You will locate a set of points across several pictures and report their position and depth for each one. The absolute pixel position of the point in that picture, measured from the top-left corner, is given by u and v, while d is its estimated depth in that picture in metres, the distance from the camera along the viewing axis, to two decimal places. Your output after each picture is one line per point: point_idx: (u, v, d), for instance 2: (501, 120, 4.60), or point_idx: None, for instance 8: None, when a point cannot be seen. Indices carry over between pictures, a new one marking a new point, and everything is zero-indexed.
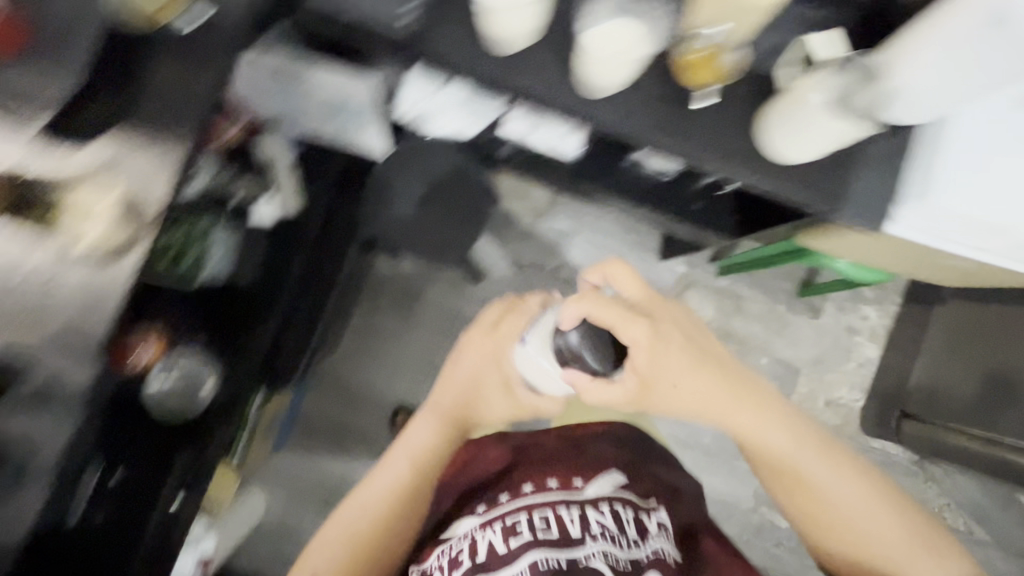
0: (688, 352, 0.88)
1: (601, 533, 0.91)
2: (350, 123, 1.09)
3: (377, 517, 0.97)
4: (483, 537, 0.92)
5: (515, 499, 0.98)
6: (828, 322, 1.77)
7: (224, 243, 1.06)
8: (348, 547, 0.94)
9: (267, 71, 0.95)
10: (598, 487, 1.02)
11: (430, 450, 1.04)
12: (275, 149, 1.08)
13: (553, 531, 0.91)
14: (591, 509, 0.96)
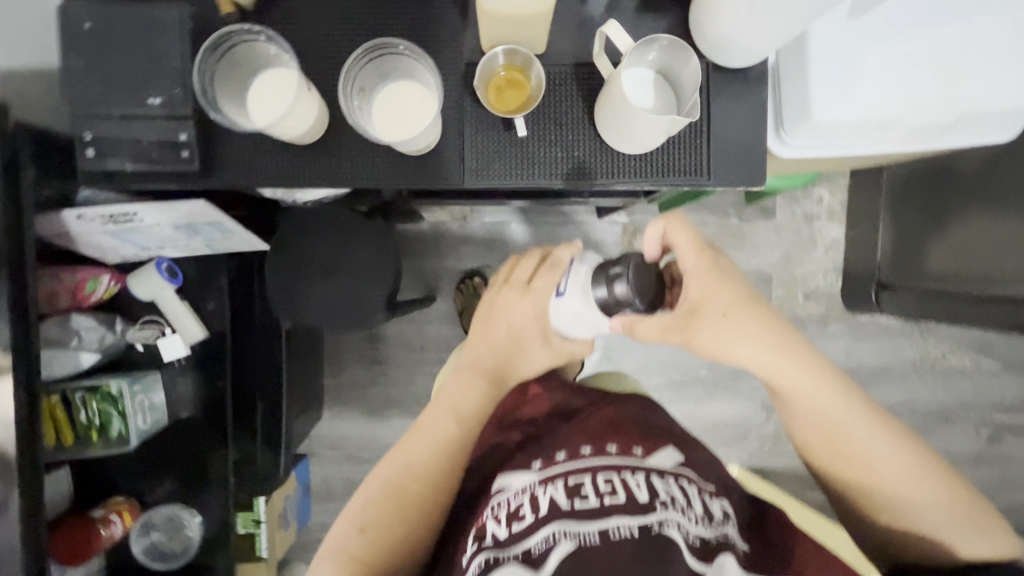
0: (741, 303, 0.76)
1: (659, 501, 0.74)
2: (192, 233, 0.94)
3: (428, 471, 0.86)
4: (545, 493, 0.77)
5: (577, 460, 0.81)
6: (784, 219, 1.67)
7: (143, 397, 1.00)
8: (384, 517, 0.82)
9: (91, 224, 0.88)
10: (662, 461, 0.83)
11: (471, 415, 0.92)
12: (153, 288, 1.01)
13: (619, 496, 0.75)
14: (659, 478, 0.78)
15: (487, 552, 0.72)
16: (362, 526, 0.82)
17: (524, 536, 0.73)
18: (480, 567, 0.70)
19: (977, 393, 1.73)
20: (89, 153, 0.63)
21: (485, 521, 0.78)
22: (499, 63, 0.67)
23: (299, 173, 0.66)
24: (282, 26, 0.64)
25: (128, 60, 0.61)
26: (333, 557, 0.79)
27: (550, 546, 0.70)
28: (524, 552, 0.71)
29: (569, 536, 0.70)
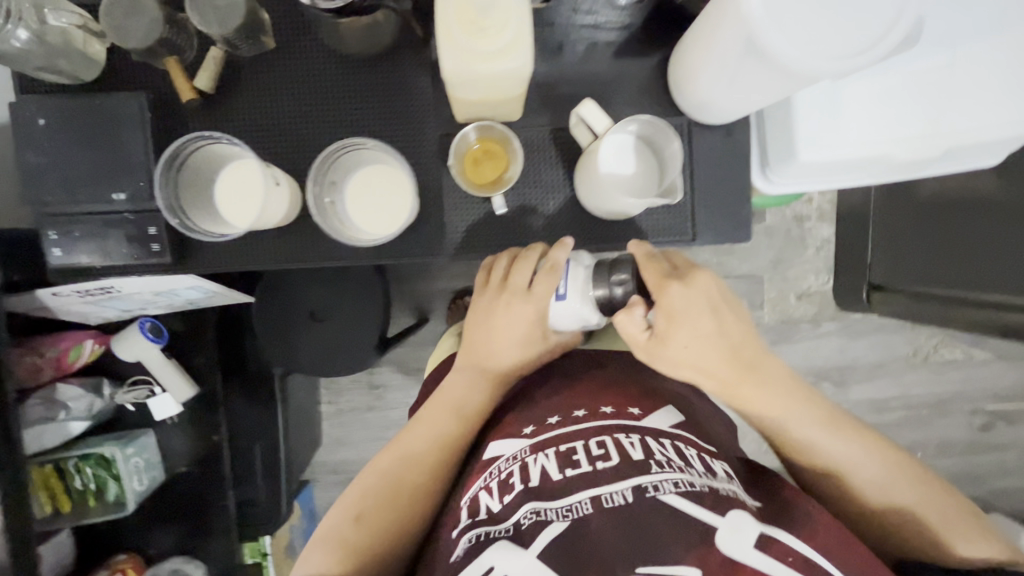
0: (707, 308, 0.64)
1: (656, 461, 0.63)
2: (177, 296, 0.93)
3: (423, 457, 0.74)
4: (534, 462, 0.66)
5: (569, 423, 0.70)
6: (774, 220, 1.45)
7: (139, 463, 0.98)
8: (385, 500, 0.71)
9: (68, 305, 0.86)
10: (661, 419, 0.70)
11: (470, 408, 0.77)
12: (137, 350, 0.99)
13: (614, 460, 0.64)
14: (657, 442, 0.66)
15: (478, 528, 0.63)
16: (358, 514, 0.71)
17: (512, 510, 0.63)
18: (467, 546, 0.61)
19: (973, 382, 1.54)
20: (56, 251, 0.61)
21: (474, 494, 0.68)
22: (473, 135, 0.65)
23: (271, 258, 0.64)
24: (245, 108, 0.62)
25: (87, 156, 0.59)
26: (324, 545, 0.69)
27: (540, 522, 0.60)
28: (513, 527, 0.61)
29: (556, 514, 0.60)
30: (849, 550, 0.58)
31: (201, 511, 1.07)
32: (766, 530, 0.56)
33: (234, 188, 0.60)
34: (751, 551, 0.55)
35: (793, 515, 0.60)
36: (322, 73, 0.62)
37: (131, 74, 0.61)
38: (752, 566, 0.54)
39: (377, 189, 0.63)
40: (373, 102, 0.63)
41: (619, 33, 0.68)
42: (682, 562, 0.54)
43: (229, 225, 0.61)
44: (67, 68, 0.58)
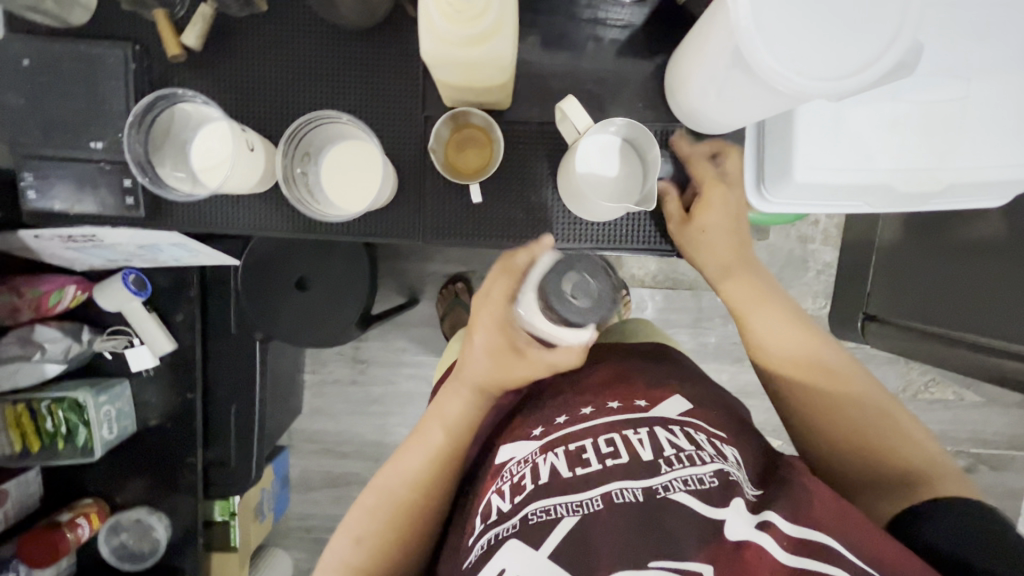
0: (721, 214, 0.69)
1: (666, 458, 0.60)
2: (159, 252, 0.93)
3: (417, 479, 0.71)
4: (544, 461, 0.63)
5: (577, 421, 0.68)
6: (777, 240, 1.42)
7: (111, 411, 1.00)
8: (384, 528, 0.69)
9: (48, 249, 0.87)
10: (670, 409, 0.69)
11: (459, 424, 0.73)
12: (118, 300, 1.00)
13: (623, 456, 0.61)
14: (666, 431, 0.64)
15: (490, 534, 0.60)
16: (355, 536, 0.70)
17: (520, 506, 0.59)
18: (478, 555, 0.58)
19: (961, 424, 1.50)
20: (29, 194, 0.61)
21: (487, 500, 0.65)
22: (454, 119, 0.64)
23: (247, 222, 0.64)
24: (231, 69, 0.61)
25: (67, 102, 0.59)
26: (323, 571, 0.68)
27: (549, 521, 0.56)
28: (519, 524, 0.57)
29: (568, 510, 0.56)
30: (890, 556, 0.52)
31: (167, 460, 1.08)
32: (771, 515, 0.54)
33: (210, 151, 0.60)
34: (759, 535, 0.52)
35: (818, 511, 0.55)
36: (312, 41, 0.61)
37: (118, 22, 0.60)
38: (768, 554, 0.51)
39: (350, 163, 0.62)
40: (360, 76, 0.62)
41: (619, 30, 0.67)
42: (697, 558, 0.50)
43: (199, 184, 0.61)
44: (53, 8, 0.57)
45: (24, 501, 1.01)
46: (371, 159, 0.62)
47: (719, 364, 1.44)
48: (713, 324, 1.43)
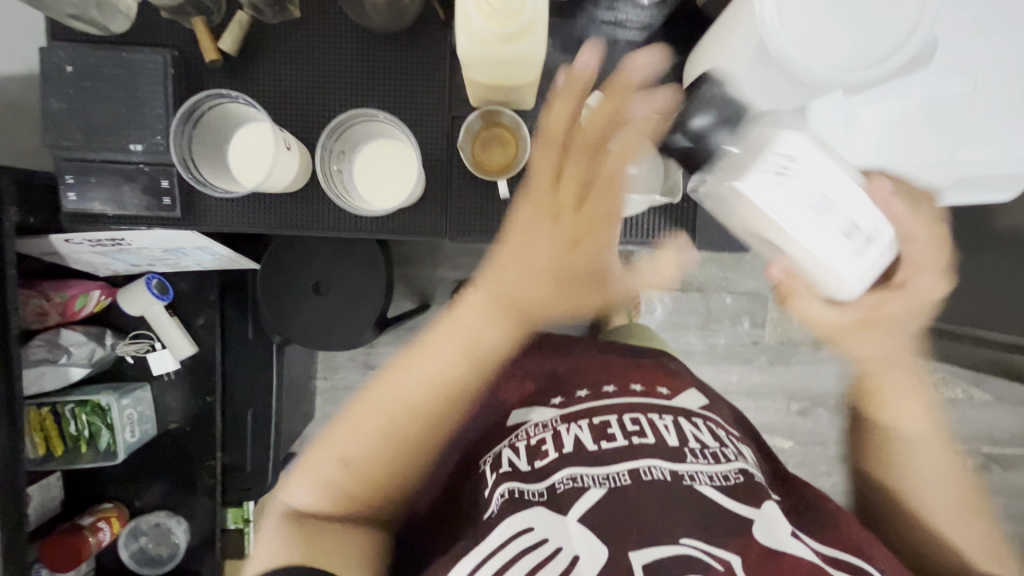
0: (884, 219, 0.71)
1: (690, 448, 0.67)
2: (182, 255, 0.94)
3: (415, 405, 0.66)
4: (567, 430, 0.69)
5: (601, 397, 0.74)
6: None
7: (134, 414, 1.01)
8: (383, 451, 0.66)
9: (75, 252, 0.88)
10: (688, 401, 0.76)
11: (464, 344, 0.68)
12: (140, 304, 1.02)
13: (649, 437, 0.68)
14: (689, 422, 0.71)
15: (512, 485, 0.64)
16: (345, 457, 0.66)
17: (545, 472, 0.65)
18: (501, 502, 0.62)
19: (970, 423, 1.50)
20: (70, 195, 0.64)
21: (499, 451, 0.69)
22: (481, 116, 0.65)
23: (277, 221, 0.66)
24: (265, 73, 0.64)
25: (108, 107, 0.61)
26: (310, 480, 0.67)
27: (577, 488, 0.63)
28: (547, 491, 0.63)
29: (595, 481, 0.63)
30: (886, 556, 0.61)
31: (187, 462, 1.09)
32: (794, 526, 0.61)
33: (250, 152, 0.63)
34: (786, 542, 0.59)
35: (816, 519, 0.65)
36: (342, 46, 0.64)
37: (157, 30, 0.63)
38: (789, 554, 0.58)
39: (384, 162, 0.66)
40: (387, 79, 0.65)
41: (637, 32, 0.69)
42: (723, 547, 0.58)
43: (236, 181, 0.64)
44: (97, 18, 0.60)
45: (46, 506, 1.02)
46: (405, 160, 0.65)
47: (728, 366, 1.46)
48: (721, 326, 1.45)
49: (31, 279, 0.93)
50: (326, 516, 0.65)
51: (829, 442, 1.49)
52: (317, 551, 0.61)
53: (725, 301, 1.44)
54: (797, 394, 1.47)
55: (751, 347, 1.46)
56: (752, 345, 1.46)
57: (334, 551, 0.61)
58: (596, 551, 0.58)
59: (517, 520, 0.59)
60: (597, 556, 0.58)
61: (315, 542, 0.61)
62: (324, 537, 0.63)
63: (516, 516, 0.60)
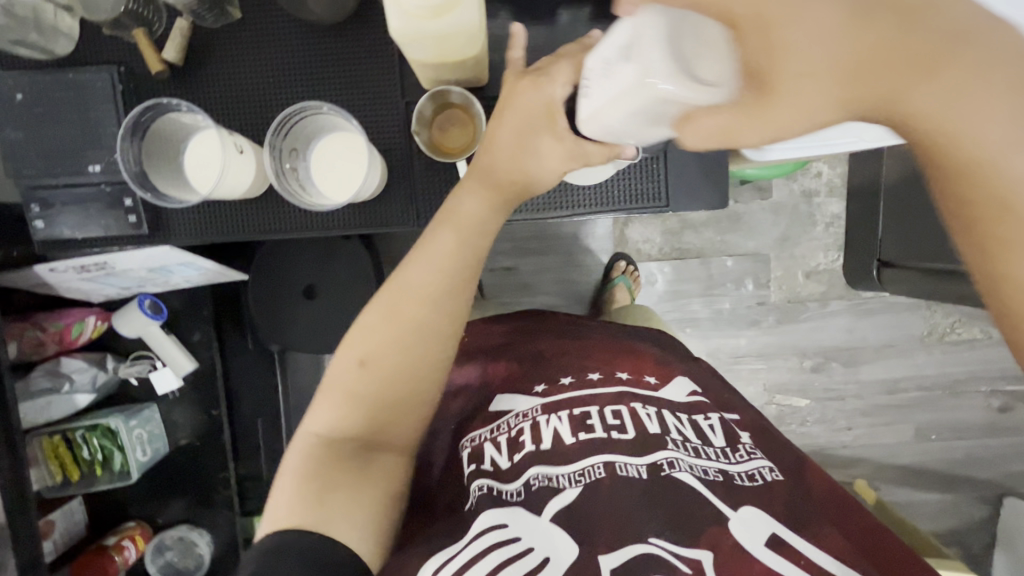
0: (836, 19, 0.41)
1: (672, 439, 0.67)
2: (169, 273, 0.94)
3: (423, 322, 0.63)
4: (546, 423, 0.68)
5: (584, 386, 0.73)
6: (781, 197, 1.38)
7: (143, 432, 1.03)
8: (395, 380, 0.62)
9: (64, 283, 0.90)
10: (677, 392, 0.74)
11: (470, 257, 0.64)
12: (137, 326, 1.02)
13: (629, 431, 0.67)
14: (673, 416, 0.70)
15: (484, 480, 0.64)
16: (363, 358, 0.62)
17: (521, 470, 0.64)
18: (477, 497, 0.62)
19: (992, 363, 1.45)
20: (40, 224, 0.65)
21: (480, 443, 0.68)
22: (430, 105, 0.65)
23: (250, 227, 0.67)
24: (213, 80, 0.65)
25: (64, 131, 0.62)
26: (331, 400, 0.62)
27: (551, 489, 0.62)
28: (523, 490, 0.62)
29: (569, 481, 0.62)
30: (872, 552, 0.57)
31: (201, 475, 1.10)
32: (777, 531, 0.57)
33: (196, 159, 0.62)
34: (761, 549, 0.55)
35: (807, 518, 0.59)
36: (287, 44, 0.65)
37: (107, 49, 0.64)
38: (762, 562, 0.54)
39: (337, 154, 0.64)
40: (335, 73, 0.65)
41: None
42: (694, 546, 0.56)
43: (192, 191, 0.64)
44: (37, 40, 0.61)
45: (71, 531, 1.03)
46: (355, 151, 0.64)
47: (735, 329, 1.42)
48: (724, 290, 1.41)
49: (28, 312, 0.96)
50: (344, 444, 0.60)
51: (845, 396, 1.46)
52: (330, 494, 0.56)
53: (727, 265, 1.40)
54: (808, 350, 1.44)
55: (757, 308, 1.42)
56: (759, 306, 1.42)
57: (346, 498, 0.57)
58: (564, 547, 0.58)
59: (487, 516, 0.59)
60: (565, 552, 0.57)
61: (327, 484, 0.57)
62: (336, 482, 0.57)
63: (490, 511, 0.59)
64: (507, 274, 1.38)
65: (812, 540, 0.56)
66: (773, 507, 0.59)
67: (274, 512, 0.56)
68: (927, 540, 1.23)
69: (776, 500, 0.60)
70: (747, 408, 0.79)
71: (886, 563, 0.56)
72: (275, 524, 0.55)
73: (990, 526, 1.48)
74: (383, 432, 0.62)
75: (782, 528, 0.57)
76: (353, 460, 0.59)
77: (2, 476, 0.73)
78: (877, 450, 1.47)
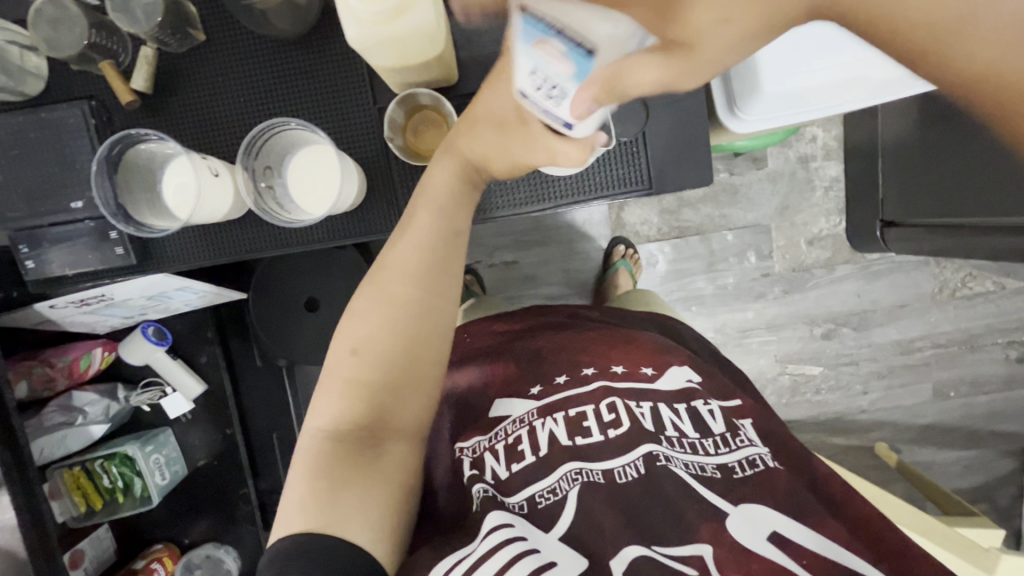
0: None
1: (667, 436, 0.66)
2: (167, 299, 0.95)
3: (412, 303, 0.63)
4: (542, 427, 0.68)
5: (579, 384, 0.73)
6: (777, 165, 1.36)
7: (161, 457, 1.04)
8: (392, 368, 0.62)
9: (68, 319, 0.91)
10: (672, 381, 0.74)
11: (449, 233, 0.65)
12: (143, 353, 1.03)
13: (624, 425, 0.67)
14: (670, 410, 0.70)
15: (487, 485, 0.64)
16: (356, 346, 0.62)
17: (523, 480, 0.64)
18: (480, 501, 0.62)
19: (1006, 314, 1.43)
20: (31, 264, 0.66)
21: (481, 453, 0.68)
22: (398, 112, 0.65)
23: (238, 249, 0.68)
24: (186, 103, 0.65)
25: (42, 171, 0.63)
26: (332, 394, 0.62)
27: (557, 501, 0.61)
28: (527, 504, 0.62)
29: (568, 482, 0.62)
30: (877, 546, 0.57)
31: (221, 492, 1.11)
32: (778, 526, 0.56)
33: (173, 185, 0.63)
34: (764, 543, 0.55)
35: (806, 505, 0.58)
36: (253, 60, 0.65)
37: (81, 86, 0.65)
38: (764, 557, 0.54)
39: (310, 169, 0.64)
40: (302, 85, 0.65)
41: None
42: (695, 541, 0.56)
43: (173, 219, 0.64)
44: (7, 83, 0.63)
45: (101, 559, 1.05)
46: (328, 161, 0.63)
47: (742, 304, 1.41)
48: (727, 265, 1.39)
49: (34, 350, 0.98)
50: (354, 436, 0.60)
51: (859, 361, 1.44)
52: (343, 491, 0.56)
53: (727, 239, 1.38)
54: (818, 317, 1.42)
55: (762, 280, 1.40)
56: (764, 278, 1.40)
57: (358, 494, 0.56)
58: (572, 559, 0.56)
59: (494, 516, 0.59)
60: (574, 561, 0.56)
61: (344, 480, 0.57)
62: (347, 478, 0.57)
63: (495, 513, 0.59)
64: (508, 269, 1.38)
65: (814, 529, 0.56)
66: (772, 499, 0.58)
67: (288, 516, 0.56)
68: (952, 498, 1.21)
69: (776, 491, 0.59)
70: (745, 394, 0.78)
71: (889, 554, 0.55)
72: (290, 528, 0.54)
73: (1018, 478, 1.47)
74: (387, 419, 0.61)
75: (784, 522, 0.56)
76: (360, 452, 0.59)
77: (19, 505, 0.74)
78: (895, 412, 1.45)
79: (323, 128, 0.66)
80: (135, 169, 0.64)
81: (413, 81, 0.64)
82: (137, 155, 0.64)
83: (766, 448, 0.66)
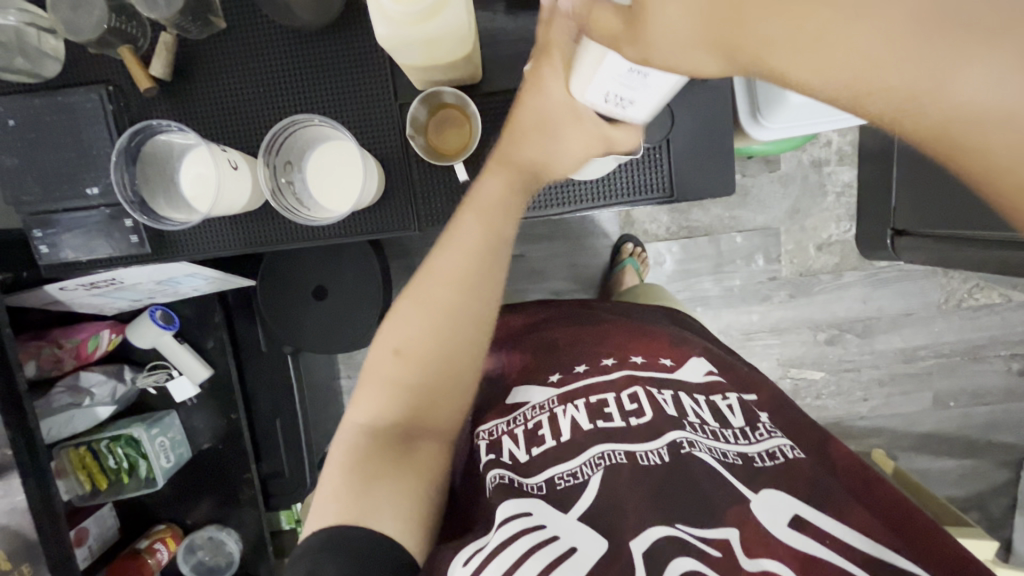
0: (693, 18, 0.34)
1: (690, 423, 0.67)
2: (178, 283, 0.95)
3: (457, 310, 0.64)
4: (564, 413, 0.68)
5: (597, 372, 0.73)
6: (790, 168, 1.35)
7: (170, 439, 1.04)
8: (415, 362, 0.62)
9: (80, 302, 0.92)
10: (692, 373, 0.74)
11: (494, 240, 0.65)
12: (152, 337, 1.03)
13: (647, 413, 0.67)
14: (690, 399, 0.70)
15: (503, 472, 0.63)
16: (396, 347, 0.63)
17: (544, 463, 0.64)
18: (494, 487, 0.61)
19: (1012, 327, 1.42)
20: (44, 248, 0.67)
21: (499, 436, 0.68)
22: (421, 112, 0.66)
23: (258, 239, 0.68)
24: (204, 91, 0.66)
25: (59, 156, 0.64)
26: (358, 390, 0.62)
27: (578, 484, 0.61)
28: (546, 485, 0.61)
29: (591, 467, 0.62)
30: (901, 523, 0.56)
31: (222, 474, 1.11)
32: (801, 511, 0.56)
33: (193, 177, 0.64)
34: (788, 529, 0.54)
35: (829, 489, 0.58)
36: (276, 52, 0.65)
37: (103, 74, 0.66)
38: (787, 543, 0.53)
39: (333, 165, 0.64)
40: (330, 74, 0.65)
41: None
42: (721, 524, 0.56)
43: (193, 210, 0.65)
44: (24, 65, 0.63)
45: (104, 536, 1.05)
46: (352, 159, 0.63)
47: (747, 306, 1.40)
48: (735, 267, 1.39)
49: (42, 330, 0.99)
50: (384, 432, 0.60)
51: (860, 367, 1.44)
52: (369, 481, 0.57)
53: (736, 241, 1.38)
54: (822, 322, 1.42)
55: (769, 284, 1.40)
56: (771, 281, 1.40)
57: (384, 489, 0.56)
58: (592, 541, 0.56)
59: (509, 505, 0.58)
60: (593, 547, 0.55)
61: (360, 472, 0.57)
62: (372, 469, 0.57)
63: (510, 502, 0.58)
64: (516, 262, 1.37)
65: (840, 517, 0.55)
66: (795, 486, 0.58)
67: (312, 509, 0.56)
68: (948, 507, 1.21)
69: (801, 478, 0.59)
70: (768, 381, 0.78)
71: (920, 542, 0.54)
72: (316, 519, 0.55)
73: (1012, 488, 1.48)
74: (411, 415, 0.61)
75: (807, 508, 0.56)
76: (388, 447, 0.59)
77: (31, 485, 0.75)
78: (894, 419, 1.46)
79: (348, 115, 0.66)
80: (159, 163, 0.65)
81: (439, 79, 0.64)
82: (162, 151, 0.65)
83: (787, 438, 0.66)
